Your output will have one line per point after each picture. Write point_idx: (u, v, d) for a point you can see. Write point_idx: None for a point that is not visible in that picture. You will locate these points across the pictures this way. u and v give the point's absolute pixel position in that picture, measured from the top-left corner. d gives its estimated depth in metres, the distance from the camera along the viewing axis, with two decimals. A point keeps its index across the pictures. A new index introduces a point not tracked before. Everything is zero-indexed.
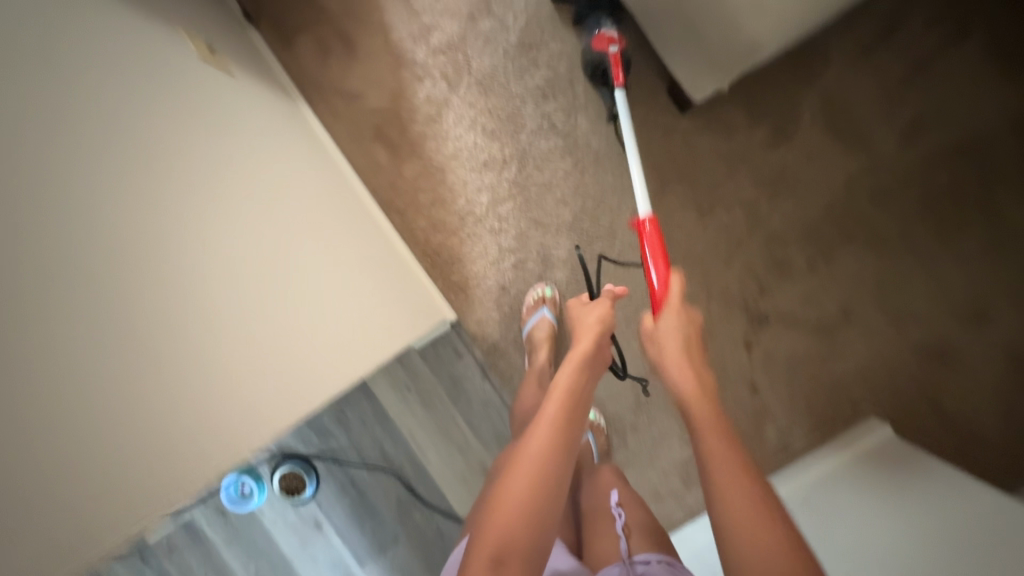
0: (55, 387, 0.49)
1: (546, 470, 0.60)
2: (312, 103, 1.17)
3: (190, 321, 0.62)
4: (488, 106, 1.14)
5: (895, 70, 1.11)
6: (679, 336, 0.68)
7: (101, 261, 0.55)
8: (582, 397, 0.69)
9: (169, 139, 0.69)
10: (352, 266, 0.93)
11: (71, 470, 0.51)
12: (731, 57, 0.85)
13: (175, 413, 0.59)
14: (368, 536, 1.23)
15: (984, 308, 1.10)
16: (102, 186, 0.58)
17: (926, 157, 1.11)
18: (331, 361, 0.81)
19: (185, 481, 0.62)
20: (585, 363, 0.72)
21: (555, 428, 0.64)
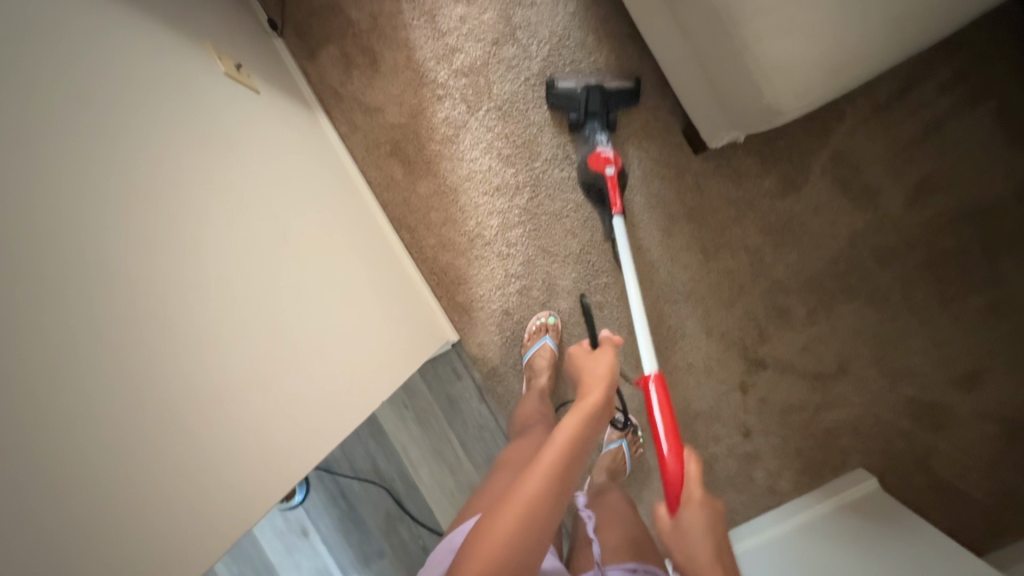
0: (78, 407, 0.48)
1: (540, 520, 0.54)
2: (331, 115, 1.18)
3: (219, 355, 0.62)
4: (505, 131, 1.15)
5: (909, 129, 1.13)
6: (702, 516, 0.61)
7: (142, 298, 0.56)
8: (584, 447, 0.62)
9: (203, 170, 0.71)
10: (349, 280, 0.92)
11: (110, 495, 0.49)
12: (751, 116, 0.84)
13: (217, 449, 0.60)
14: (355, 547, 1.26)
15: (978, 370, 1.12)
16: (142, 220, 0.59)
17: (933, 217, 1.13)
18: (341, 397, 0.81)
19: (223, 510, 0.60)
20: (592, 417, 0.68)
21: (555, 473, 0.57)
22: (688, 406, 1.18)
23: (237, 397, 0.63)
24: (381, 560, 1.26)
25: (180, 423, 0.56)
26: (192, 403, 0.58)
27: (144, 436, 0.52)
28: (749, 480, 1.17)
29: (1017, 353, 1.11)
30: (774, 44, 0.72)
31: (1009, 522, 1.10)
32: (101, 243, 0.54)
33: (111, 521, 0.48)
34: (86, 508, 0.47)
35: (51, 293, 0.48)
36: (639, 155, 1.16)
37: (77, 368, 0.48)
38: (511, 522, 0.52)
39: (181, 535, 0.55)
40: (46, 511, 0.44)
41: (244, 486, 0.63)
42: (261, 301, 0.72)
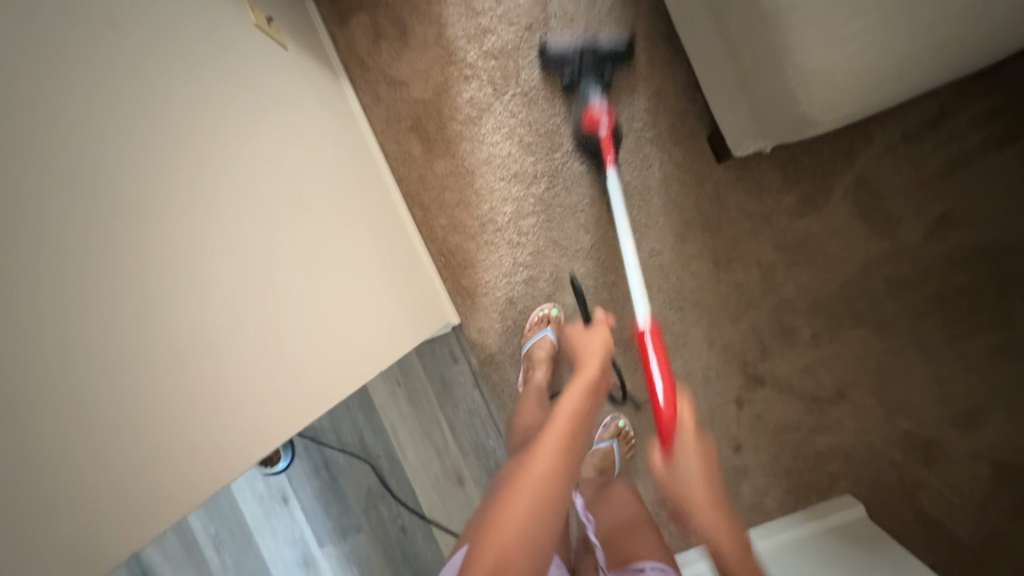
0: (76, 352, 0.44)
1: (553, 486, 0.60)
2: (355, 84, 1.16)
3: (228, 315, 0.60)
4: (529, 118, 1.13)
5: (937, 161, 1.10)
6: (699, 468, 0.86)
7: (156, 248, 0.53)
8: (585, 414, 0.73)
9: (221, 123, 0.69)
10: (363, 238, 0.95)
11: (102, 448, 0.46)
12: (783, 124, 0.83)
13: (220, 412, 0.57)
14: (333, 519, 1.26)
15: (977, 410, 1.11)
16: (160, 167, 0.57)
17: (950, 253, 1.11)
18: (343, 363, 0.80)
19: (218, 471, 0.57)
20: (586, 391, 0.77)
21: (564, 437, 0.67)
22: None
23: (242, 359, 0.61)
24: (358, 534, 1.26)
25: (185, 382, 0.53)
26: (199, 362, 0.55)
27: (148, 391, 0.49)
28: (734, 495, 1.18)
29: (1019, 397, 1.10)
30: (816, 55, 0.70)
31: (991, 565, 1.10)
32: (118, 185, 0.51)
33: (100, 474, 0.45)
34: (82, 463, 0.44)
35: (64, 231, 0.45)
36: (661, 158, 1.14)
37: (82, 314, 0.45)
38: (527, 494, 0.58)
39: (174, 497, 0.52)
40: (42, 461, 0.41)
41: (242, 452, 0.60)
42: (270, 263, 0.70)
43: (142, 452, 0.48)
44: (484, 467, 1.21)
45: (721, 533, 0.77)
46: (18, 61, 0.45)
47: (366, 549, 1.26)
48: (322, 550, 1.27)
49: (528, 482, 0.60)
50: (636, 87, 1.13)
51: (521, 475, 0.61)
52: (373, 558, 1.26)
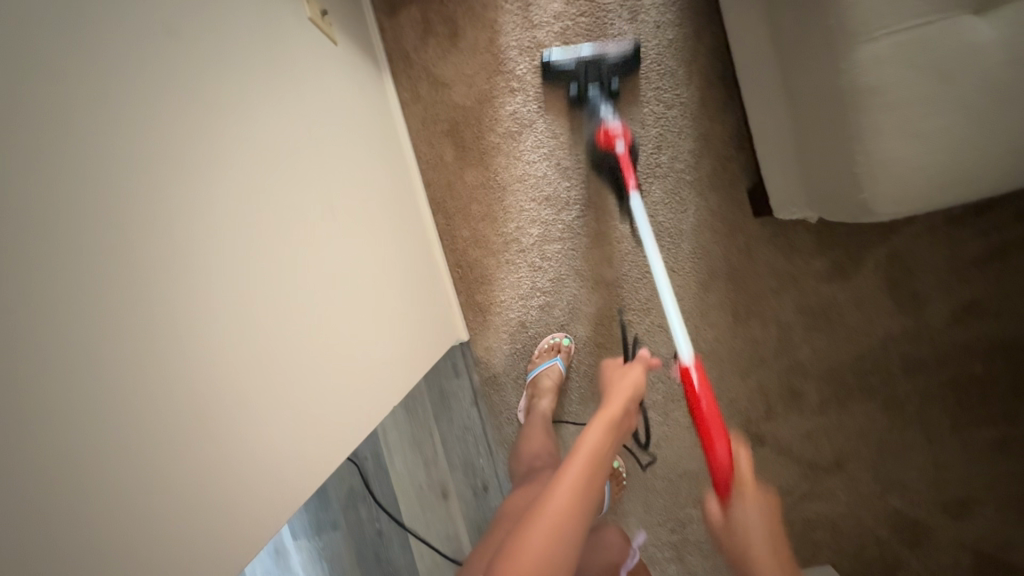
0: (86, 392, 0.40)
1: (565, 533, 0.59)
2: (396, 78, 1.12)
3: (253, 336, 0.57)
4: (571, 142, 1.09)
5: (973, 248, 1.08)
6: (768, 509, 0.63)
7: (184, 267, 0.50)
8: (606, 458, 0.68)
9: (259, 125, 0.65)
10: (382, 250, 0.91)
11: (114, 500, 0.42)
12: (837, 203, 0.80)
13: (236, 450, 0.53)
14: (310, 513, 1.25)
15: (970, 499, 1.11)
16: (196, 176, 0.53)
17: (970, 341, 1.10)
18: (363, 383, 0.77)
19: (234, 523, 0.53)
20: (611, 427, 0.72)
21: (578, 489, 0.62)
22: (677, 463, 1.16)
23: (268, 384, 0.58)
24: (333, 532, 1.25)
25: (203, 417, 0.50)
26: (222, 390, 0.52)
27: (165, 426, 0.46)
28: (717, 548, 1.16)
29: (1012, 494, 1.10)
30: (890, 144, 0.67)
31: None
32: (149, 196, 0.48)
33: (108, 529, 0.41)
34: (97, 510, 0.41)
35: (87, 248, 0.42)
36: (697, 203, 1.11)
37: (99, 344, 0.42)
38: (536, 549, 0.57)
39: (199, 544, 0.49)
40: (58, 509, 0.38)
41: (263, 490, 0.57)
42: (298, 276, 0.66)
43: (153, 500, 0.44)
44: (470, 485, 1.20)
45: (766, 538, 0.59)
46: (48, 55, 0.40)
47: (339, 548, 1.25)
48: (295, 542, 1.26)
49: (538, 529, 0.59)
50: (684, 127, 1.09)
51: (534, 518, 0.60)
52: (345, 557, 1.25)
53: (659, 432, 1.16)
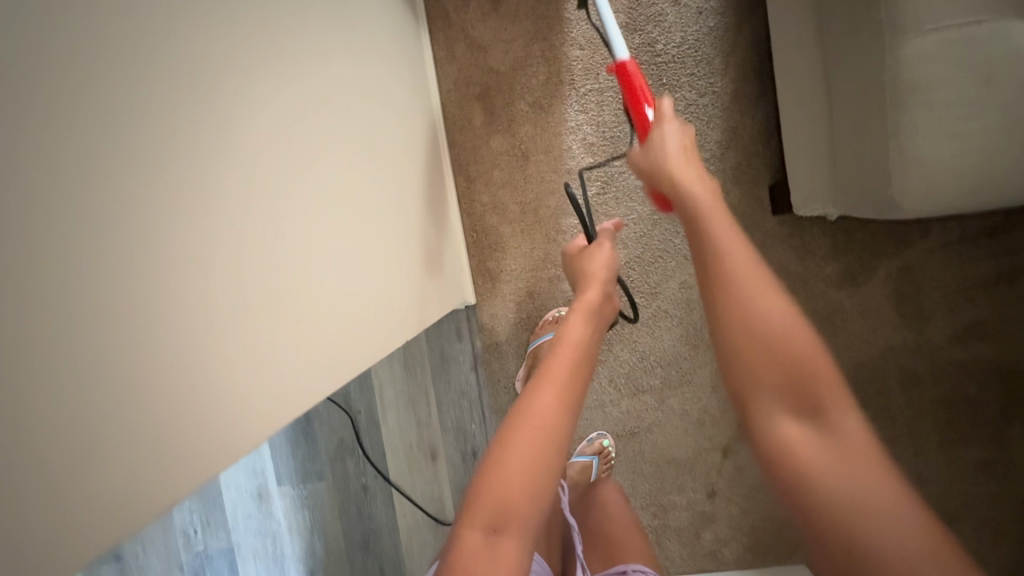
0: (108, 281, 0.41)
1: (557, 420, 0.62)
2: (433, 35, 1.12)
3: (261, 252, 0.56)
4: (599, 118, 1.10)
5: (984, 270, 1.09)
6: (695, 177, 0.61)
7: (198, 168, 0.49)
8: (589, 346, 0.71)
9: (290, 52, 0.65)
10: (400, 201, 0.91)
11: (129, 394, 0.42)
12: (866, 200, 0.81)
13: (248, 363, 0.54)
14: (297, 461, 1.26)
15: (948, 516, 1.13)
16: (225, 86, 0.53)
17: (968, 362, 1.11)
18: (370, 325, 0.78)
19: (239, 438, 0.53)
20: (587, 316, 0.75)
21: (566, 374, 0.66)
22: (667, 449, 1.17)
23: (279, 307, 0.59)
24: (318, 482, 1.26)
25: (216, 326, 0.50)
26: (224, 296, 0.51)
27: (165, 322, 0.45)
28: (696, 537, 1.18)
29: (989, 515, 1.12)
30: (926, 142, 0.68)
31: None
32: (166, 92, 0.46)
33: (119, 419, 0.41)
34: (103, 395, 0.40)
35: (93, 128, 0.40)
36: None
37: (124, 237, 0.42)
38: (528, 433, 0.60)
39: (182, 451, 0.46)
40: (70, 394, 0.38)
41: (256, 410, 0.55)
42: (313, 210, 0.66)
43: (165, 399, 0.45)
44: (460, 449, 1.21)
45: (755, 285, 0.50)
46: None
47: (322, 498, 1.26)
48: (279, 488, 1.26)
49: (530, 420, 0.61)
50: (713, 116, 1.09)
51: (530, 411, 0.62)
52: (327, 508, 1.26)
53: (653, 417, 1.17)
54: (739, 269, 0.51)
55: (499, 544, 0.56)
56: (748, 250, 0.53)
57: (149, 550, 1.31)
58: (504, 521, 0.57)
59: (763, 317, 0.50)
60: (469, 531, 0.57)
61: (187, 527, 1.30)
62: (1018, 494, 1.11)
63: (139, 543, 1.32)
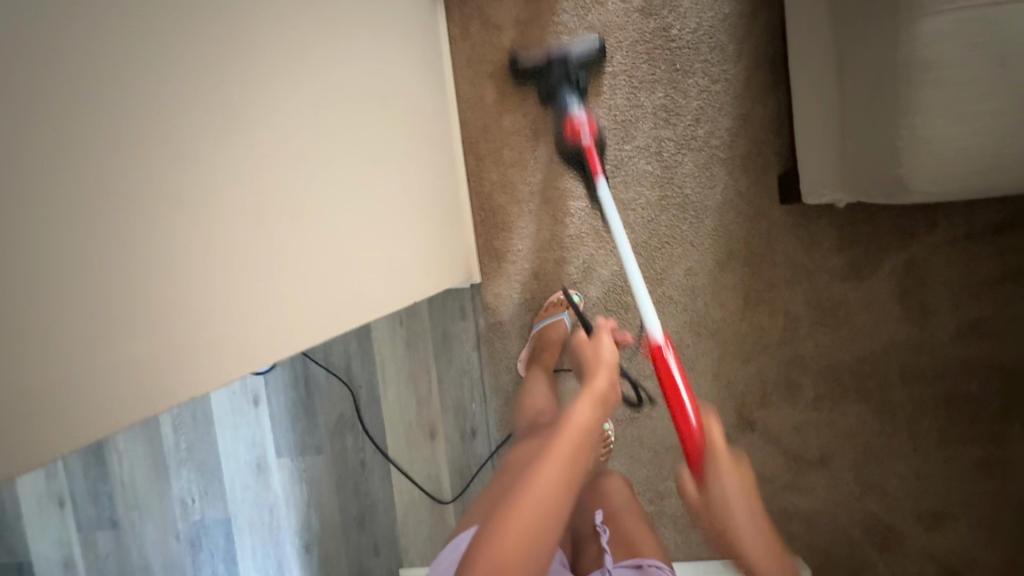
0: (92, 204, 0.42)
1: (554, 509, 0.64)
2: (448, 12, 1.12)
3: (259, 200, 0.57)
4: (611, 105, 1.12)
5: (989, 267, 1.09)
6: (734, 473, 0.72)
7: (194, 107, 0.50)
8: (592, 432, 0.71)
9: (302, 10, 0.65)
10: (410, 169, 0.92)
11: (112, 315, 0.43)
12: (874, 182, 0.82)
13: (239, 305, 0.55)
14: (296, 435, 1.26)
15: (944, 513, 1.13)
16: (224, 29, 0.53)
17: (970, 359, 1.11)
18: (374, 288, 0.79)
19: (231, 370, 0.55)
20: (597, 403, 0.74)
21: (567, 465, 0.66)
22: (666, 435, 1.17)
23: (277, 254, 0.60)
24: (317, 456, 1.26)
25: (207, 264, 0.51)
26: (215, 237, 0.52)
27: (153, 252, 0.46)
28: (691, 525, 1.18)
29: (987, 514, 1.12)
30: (936, 120, 0.68)
31: None
32: (158, 31, 0.47)
33: (101, 338, 0.42)
34: (85, 313, 0.41)
35: (80, 54, 0.41)
36: (726, 181, 1.12)
37: (111, 164, 0.43)
38: (526, 523, 0.62)
39: (168, 376, 0.48)
40: (51, 307, 0.39)
41: (248, 350, 0.57)
42: (318, 173, 0.67)
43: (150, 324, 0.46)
44: (459, 428, 1.21)
45: (731, 493, 0.71)
46: None
47: (320, 472, 1.26)
48: (277, 461, 1.27)
49: (529, 507, 0.63)
50: (725, 103, 1.10)
51: (526, 499, 0.63)
52: (325, 482, 1.26)
53: (653, 403, 1.17)
54: (727, 487, 0.71)
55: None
56: (734, 470, 0.72)
57: (146, 518, 1.33)
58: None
59: (732, 500, 0.71)
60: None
61: (185, 496, 1.31)
62: (1016, 494, 1.11)
63: (136, 511, 1.33)
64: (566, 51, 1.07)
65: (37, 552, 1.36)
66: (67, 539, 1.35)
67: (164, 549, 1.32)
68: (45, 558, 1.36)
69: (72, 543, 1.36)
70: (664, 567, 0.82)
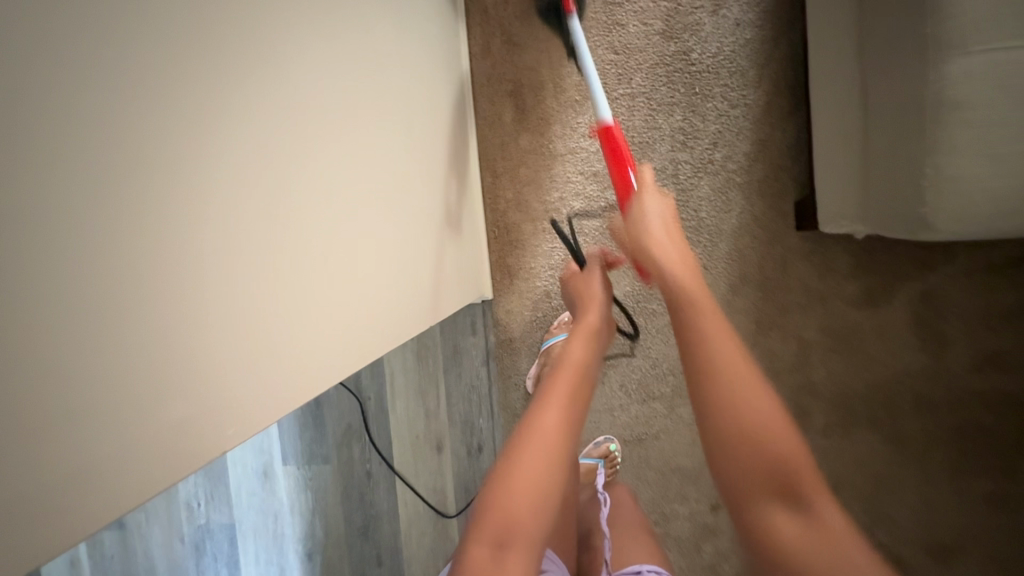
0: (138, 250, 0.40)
1: (562, 436, 0.59)
2: (470, 30, 1.13)
3: (286, 226, 0.56)
4: (629, 125, 1.12)
5: (1007, 300, 1.08)
6: (661, 212, 0.67)
7: (229, 137, 0.48)
8: (591, 362, 0.68)
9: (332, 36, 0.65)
10: (423, 183, 0.91)
11: (154, 363, 0.41)
12: (896, 218, 0.81)
13: (269, 331, 0.54)
14: (304, 442, 1.27)
15: (954, 547, 1.12)
16: (257, 55, 0.52)
17: (985, 392, 1.10)
18: (390, 308, 0.79)
19: (263, 400, 0.54)
20: (592, 336, 0.71)
21: (569, 395, 0.62)
22: (673, 458, 1.17)
23: (303, 275, 0.59)
24: (323, 465, 1.26)
25: (241, 294, 0.50)
26: (249, 266, 0.51)
27: (192, 292, 0.44)
28: (696, 549, 1.17)
29: (997, 549, 1.11)
30: (964, 161, 0.68)
31: None
32: (207, 45, 0.46)
33: (145, 389, 0.41)
34: (133, 364, 0.40)
35: (131, 94, 0.39)
36: (742, 206, 1.11)
37: (156, 208, 0.41)
38: (535, 458, 0.57)
39: (205, 417, 0.47)
40: (101, 361, 0.37)
41: (278, 376, 0.56)
42: (342, 196, 0.67)
43: (190, 365, 0.44)
44: (466, 442, 1.21)
45: (679, 254, 0.60)
46: None
47: (326, 480, 1.27)
48: (284, 468, 1.28)
49: (534, 439, 0.58)
50: (743, 128, 1.09)
51: (534, 429, 0.59)
52: (330, 490, 1.26)
53: (661, 424, 1.16)
54: (659, 246, 0.61)
55: (505, 559, 0.54)
56: (682, 249, 0.61)
57: (152, 520, 1.34)
58: (509, 537, 0.55)
59: (684, 273, 0.57)
60: (473, 549, 0.54)
61: (191, 500, 1.32)
62: None
63: (143, 513, 1.34)
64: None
65: None
66: None
67: (169, 551, 1.33)
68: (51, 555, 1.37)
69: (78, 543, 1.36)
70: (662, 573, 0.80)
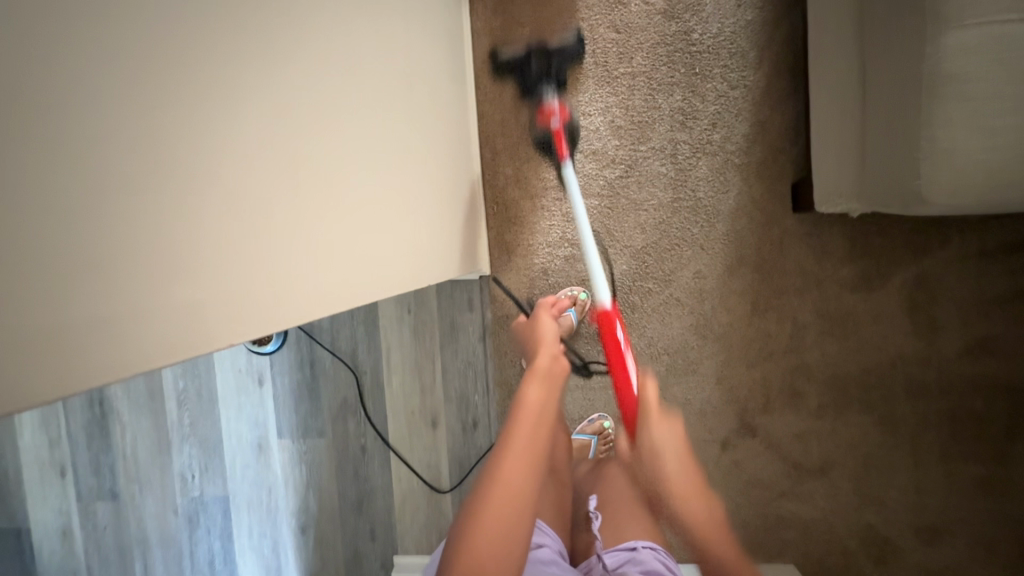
0: (109, 122, 0.40)
1: (524, 490, 0.61)
2: (473, 5, 1.13)
3: (273, 163, 0.57)
4: (629, 103, 1.12)
5: (1000, 286, 1.09)
6: (679, 443, 0.83)
7: (210, 42, 0.49)
8: (548, 412, 0.69)
9: None
10: (422, 145, 0.91)
11: (128, 242, 0.41)
12: (892, 191, 0.81)
13: (250, 245, 0.54)
14: (299, 416, 1.27)
15: (942, 529, 1.13)
16: None
17: (977, 377, 1.11)
18: (381, 268, 0.79)
19: (241, 312, 0.53)
20: (546, 380, 0.72)
21: (528, 447, 0.64)
22: None
23: (289, 213, 0.60)
24: (318, 439, 1.27)
25: (219, 200, 0.50)
26: (228, 176, 0.51)
27: (166, 182, 0.44)
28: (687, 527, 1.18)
29: (985, 531, 1.12)
30: (958, 133, 0.68)
31: None
32: None
33: (116, 263, 0.40)
34: (103, 235, 0.39)
35: None
36: (739, 187, 1.12)
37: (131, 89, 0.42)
38: (495, 517, 0.58)
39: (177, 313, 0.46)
40: (68, 220, 0.37)
41: (258, 295, 0.55)
42: (335, 149, 0.67)
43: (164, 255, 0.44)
44: (461, 418, 1.21)
45: (678, 460, 0.81)
46: None
47: (321, 454, 1.27)
48: (279, 441, 1.28)
49: (496, 495, 0.59)
50: (743, 108, 1.10)
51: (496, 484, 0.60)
52: (325, 465, 1.27)
53: None
54: (685, 472, 0.81)
55: None
56: (690, 465, 0.82)
57: (146, 492, 1.34)
58: None
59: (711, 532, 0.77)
60: None
61: (185, 471, 1.32)
62: (1016, 513, 1.10)
63: (137, 484, 1.34)
64: (544, 46, 1.10)
65: (37, 518, 1.37)
66: (66, 509, 1.36)
67: (162, 523, 1.34)
68: (45, 524, 1.37)
69: (71, 513, 1.36)
70: (657, 549, 0.82)
